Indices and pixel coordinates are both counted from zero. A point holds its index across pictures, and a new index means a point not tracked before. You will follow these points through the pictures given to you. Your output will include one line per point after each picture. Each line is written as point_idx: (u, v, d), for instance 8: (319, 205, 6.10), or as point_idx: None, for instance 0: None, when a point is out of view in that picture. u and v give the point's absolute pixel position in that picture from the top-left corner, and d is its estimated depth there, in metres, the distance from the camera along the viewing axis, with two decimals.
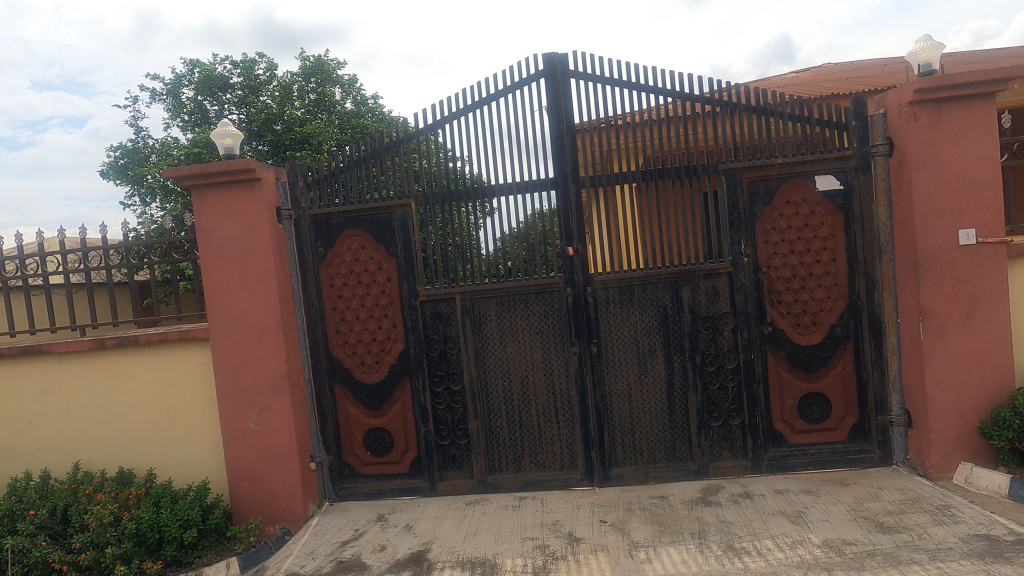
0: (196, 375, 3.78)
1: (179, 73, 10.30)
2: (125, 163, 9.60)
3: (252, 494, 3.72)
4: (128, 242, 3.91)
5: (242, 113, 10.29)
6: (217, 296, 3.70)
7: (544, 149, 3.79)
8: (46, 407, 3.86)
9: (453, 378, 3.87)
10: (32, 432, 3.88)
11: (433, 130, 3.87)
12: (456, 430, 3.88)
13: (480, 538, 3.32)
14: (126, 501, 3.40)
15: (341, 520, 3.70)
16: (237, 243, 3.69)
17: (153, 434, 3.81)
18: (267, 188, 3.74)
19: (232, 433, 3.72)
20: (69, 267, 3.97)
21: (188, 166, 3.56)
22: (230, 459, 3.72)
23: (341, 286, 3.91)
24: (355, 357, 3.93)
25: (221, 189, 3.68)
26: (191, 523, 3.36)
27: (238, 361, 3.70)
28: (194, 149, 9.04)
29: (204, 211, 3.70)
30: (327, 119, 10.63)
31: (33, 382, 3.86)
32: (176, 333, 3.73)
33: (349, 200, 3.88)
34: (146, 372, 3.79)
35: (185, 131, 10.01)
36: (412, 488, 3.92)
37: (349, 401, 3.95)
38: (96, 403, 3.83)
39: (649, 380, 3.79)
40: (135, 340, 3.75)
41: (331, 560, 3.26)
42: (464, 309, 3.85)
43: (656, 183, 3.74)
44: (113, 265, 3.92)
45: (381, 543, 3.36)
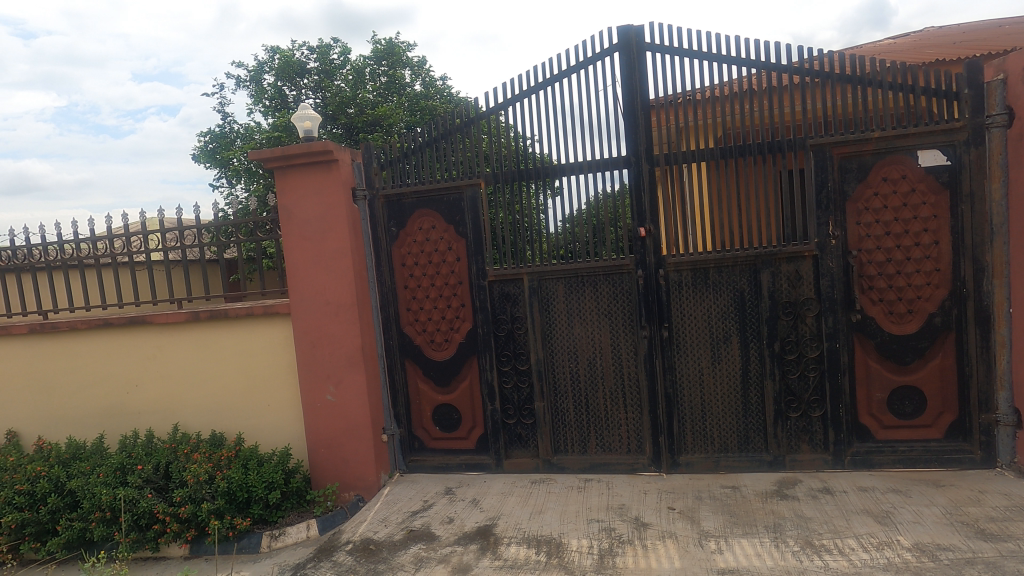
0: (279, 348, 4.00)
1: (261, 60, 10.80)
2: (214, 147, 10.20)
3: (329, 461, 3.92)
4: (218, 222, 4.17)
5: (318, 97, 10.68)
6: (297, 274, 3.88)
7: (616, 127, 3.68)
8: (150, 372, 4.22)
9: (521, 358, 3.88)
10: (138, 394, 4.26)
11: (503, 110, 3.85)
12: (522, 409, 3.91)
13: (546, 517, 3.34)
14: (218, 462, 3.67)
15: (411, 491, 3.84)
16: (315, 222, 3.84)
17: (241, 401, 4.09)
18: (344, 169, 3.85)
19: (311, 404, 3.92)
20: (168, 245, 4.29)
21: (271, 149, 3.73)
22: (309, 427, 3.93)
23: (412, 265, 4.00)
24: (426, 335, 4.03)
25: (301, 170, 3.83)
26: (275, 485, 3.61)
27: (317, 335, 3.88)
28: (275, 133, 9.49)
29: (285, 192, 3.87)
30: (398, 101, 10.83)
31: (138, 350, 4.23)
32: (260, 308, 3.97)
33: (421, 180, 3.95)
34: (236, 343, 4.06)
35: (266, 116, 10.51)
36: (479, 464, 4.00)
37: (419, 377, 4.07)
38: (191, 370, 4.15)
39: (723, 367, 3.65)
40: (225, 313, 4.02)
41: (403, 528, 3.39)
42: (532, 289, 3.84)
43: (736, 161, 3.54)
44: (205, 243, 4.20)
45: (449, 516, 3.47)
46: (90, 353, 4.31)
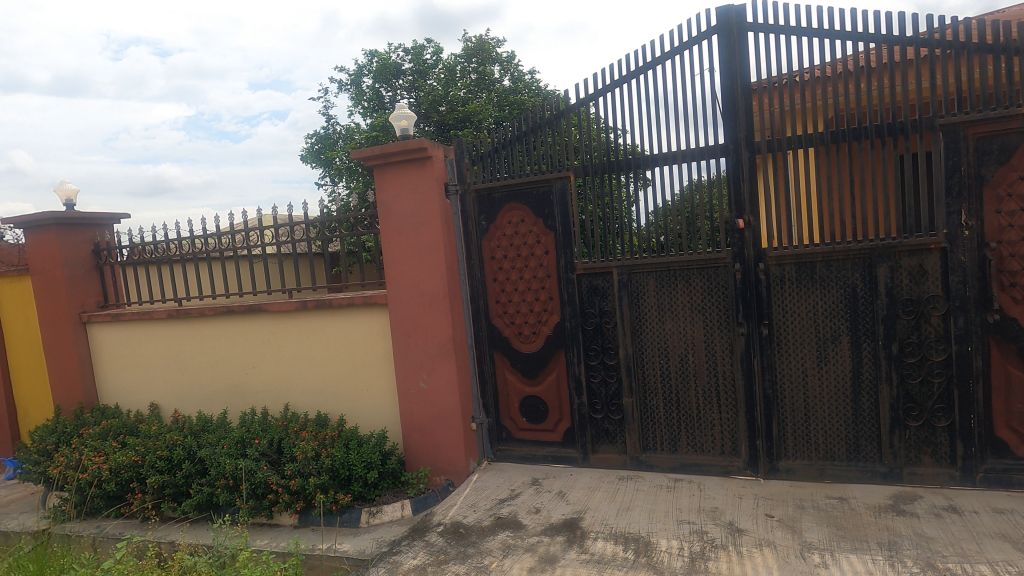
0: (377, 337, 4.23)
1: (361, 63, 11.41)
2: (319, 147, 10.93)
3: (421, 446, 4.10)
4: (323, 218, 4.47)
5: (412, 97, 11.12)
6: (394, 266, 4.08)
7: (713, 114, 3.51)
8: (265, 355, 4.63)
9: (609, 353, 3.84)
10: (255, 375, 4.69)
11: (593, 101, 3.81)
12: (610, 405, 3.86)
13: (634, 514, 3.29)
14: (323, 440, 3.96)
15: (498, 479, 3.93)
16: (411, 216, 4.01)
17: (343, 385, 4.38)
18: (437, 165, 3.99)
19: (406, 390, 4.12)
20: (280, 239, 4.66)
21: (371, 147, 3.94)
22: (404, 412, 4.13)
23: (501, 258, 4.07)
24: (514, 327, 4.09)
25: (398, 167, 4.02)
26: (373, 465, 3.83)
27: (411, 325, 4.06)
28: (373, 133, 10.01)
29: (383, 188, 4.07)
30: (488, 97, 11.02)
31: (255, 335, 4.65)
32: (360, 298, 4.21)
33: (510, 174, 4.00)
34: (339, 331, 4.35)
35: (365, 117, 11.11)
36: (566, 457, 4.00)
37: (507, 368, 4.14)
38: (300, 355, 4.49)
39: (830, 368, 3.39)
40: (329, 303, 4.31)
41: (491, 515, 3.47)
42: (622, 283, 3.77)
43: (849, 145, 3.26)
44: (312, 237, 4.52)
45: (536, 506, 3.51)
46: (216, 337, 4.80)
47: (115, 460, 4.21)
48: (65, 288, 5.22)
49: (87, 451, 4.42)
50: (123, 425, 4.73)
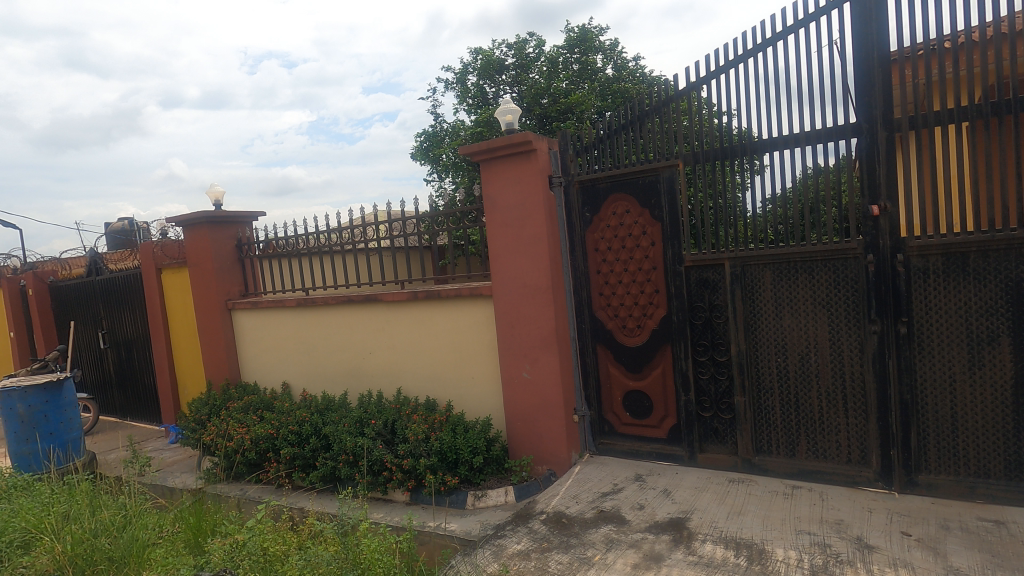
0: (483, 327, 4.36)
1: (466, 62, 11.74)
2: (427, 145, 11.41)
3: (524, 435, 4.17)
4: (432, 213, 4.68)
5: (515, 91, 11.26)
6: (499, 258, 4.17)
7: (841, 90, 3.20)
8: (380, 342, 4.95)
9: (719, 349, 3.65)
10: (372, 360, 5.03)
11: (704, 84, 3.63)
12: (719, 403, 3.68)
13: (746, 519, 3.12)
14: (432, 424, 4.16)
15: (601, 473, 3.91)
16: (515, 209, 4.08)
17: (450, 371, 4.57)
18: (542, 158, 4.02)
19: (509, 380, 4.21)
20: (393, 234, 4.95)
21: (478, 143, 4.05)
22: (507, 401, 4.23)
23: (605, 250, 4.03)
24: (617, 320, 4.03)
25: (503, 162, 4.09)
26: (479, 450, 3.97)
27: (515, 316, 4.13)
28: (478, 129, 10.29)
29: (489, 182, 4.17)
30: (590, 87, 10.89)
31: (371, 323, 4.99)
32: (467, 289, 4.36)
33: (615, 164, 3.94)
34: (447, 320, 4.53)
35: (470, 114, 11.44)
36: (671, 455, 3.89)
37: (610, 361, 4.09)
38: (411, 343, 4.75)
39: (985, 374, 2.98)
40: (438, 294, 4.51)
41: (593, 508, 3.46)
42: (734, 276, 3.57)
43: (1014, 117, 2.83)
44: (421, 232, 4.75)
45: (640, 503, 3.45)
46: (338, 324, 5.21)
47: (255, 432, 4.73)
48: (215, 279, 5.94)
49: (233, 422, 5.00)
50: (261, 401, 5.30)
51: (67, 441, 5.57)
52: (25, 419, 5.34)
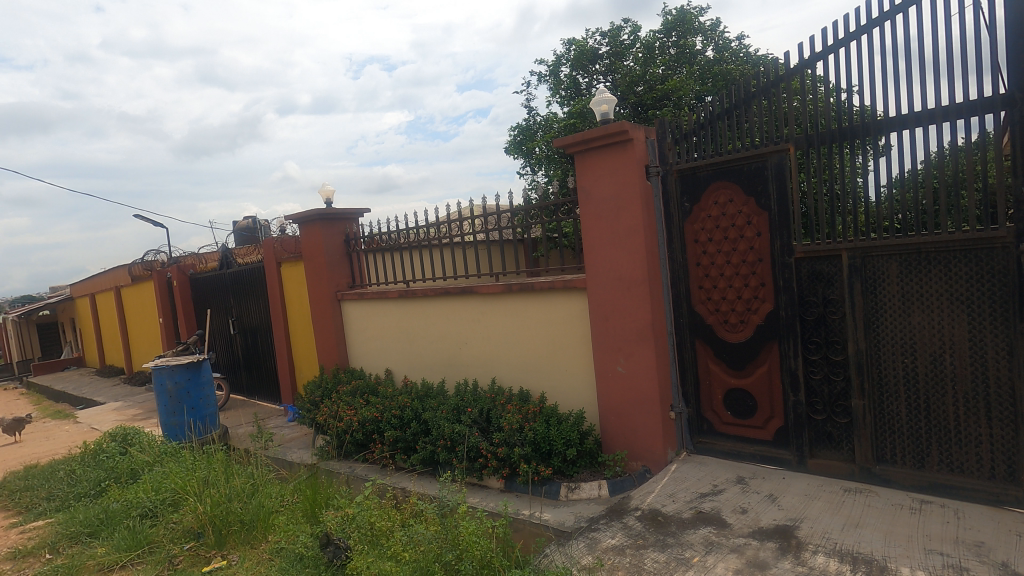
0: (576, 319, 4.35)
1: (559, 53, 11.68)
2: (520, 139, 11.50)
3: (618, 430, 4.11)
4: (525, 206, 4.73)
5: (609, 80, 11.05)
6: (593, 251, 4.13)
7: (989, 57, 2.81)
8: (476, 332, 5.09)
9: (833, 347, 3.38)
10: (468, 350, 5.19)
11: (819, 60, 3.34)
12: (834, 406, 3.41)
13: (865, 533, 2.88)
14: (526, 414, 4.21)
15: (699, 473, 3.77)
16: (610, 201, 4.01)
17: (543, 363, 4.61)
18: (638, 148, 3.92)
19: (603, 373, 4.16)
20: (487, 228, 5.06)
21: (573, 134, 4.03)
22: (601, 395, 4.19)
23: (706, 241, 3.86)
24: (718, 315, 3.85)
25: (598, 153, 4.04)
26: (572, 443, 3.98)
27: (609, 309, 4.07)
28: (571, 120, 10.23)
29: (584, 174, 4.14)
30: (689, 71, 10.44)
31: (467, 314, 5.14)
32: (561, 282, 4.36)
33: (717, 151, 3.76)
34: (541, 312, 4.56)
35: (562, 106, 11.39)
36: (777, 459, 3.66)
37: (710, 357, 3.93)
38: (505, 334, 4.84)
39: None
40: (532, 287, 4.54)
41: (692, 508, 3.35)
42: (853, 268, 3.28)
43: None
44: (515, 225, 4.81)
45: (742, 506, 3.28)
46: (436, 315, 5.42)
47: (362, 414, 5.06)
48: (326, 272, 6.41)
49: (343, 405, 5.39)
50: (367, 386, 5.66)
51: (205, 415, 6.29)
52: (173, 394, 6.09)
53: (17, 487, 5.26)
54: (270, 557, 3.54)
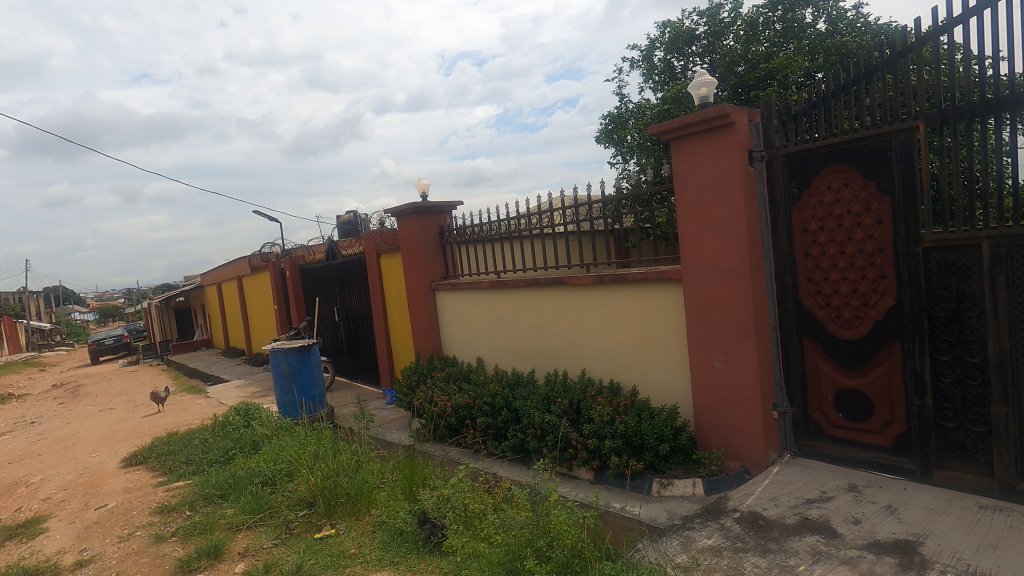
0: (671, 312, 4.21)
1: (653, 37, 11.29)
2: (611, 127, 11.26)
3: (715, 427, 3.95)
4: (617, 196, 4.62)
5: (707, 62, 10.53)
6: (689, 241, 3.97)
7: None
8: (566, 323, 5.08)
9: (969, 348, 3.02)
10: (558, 341, 5.20)
11: (955, 26, 2.97)
12: (968, 412, 3.05)
13: (1004, 556, 2.56)
14: (617, 407, 4.16)
15: (805, 477, 3.54)
16: (709, 189, 3.83)
17: (635, 355, 4.52)
18: (741, 131, 3.71)
19: (699, 368, 4.00)
20: (577, 218, 5.01)
21: (669, 120, 3.89)
22: (696, 390, 4.03)
23: (817, 229, 3.59)
24: (830, 309, 3.57)
25: (696, 139, 3.87)
26: (665, 438, 3.88)
27: (706, 302, 3.89)
28: (665, 106, 9.87)
29: (680, 161, 3.98)
30: (797, 47, 9.69)
31: (557, 305, 5.15)
32: (654, 273, 4.23)
33: (831, 132, 3.48)
34: (633, 304, 4.46)
35: (656, 91, 11.01)
36: (896, 467, 3.35)
37: (820, 354, 3.66)
38: (596, 325, 4.79)
39: None
40: (624, 278, 4.45)
41: (796, 514, 3.16)
42: (996, 258, 2.90)
43: None
44: (606, 215, 4.72)
45: (855, 516, 3.04)
46: (527, 305, 5.48)
47: (455, 400, 5.25)
48: (422, 263, 6.68)
49: (437, 390, 5.62)
50: (460, 373, 5.85)
51: (314, 394, 6.81)
52: (287, 374, 6.66)
53: (162, 451, 6.01)
54: (372, 529, 3.79)
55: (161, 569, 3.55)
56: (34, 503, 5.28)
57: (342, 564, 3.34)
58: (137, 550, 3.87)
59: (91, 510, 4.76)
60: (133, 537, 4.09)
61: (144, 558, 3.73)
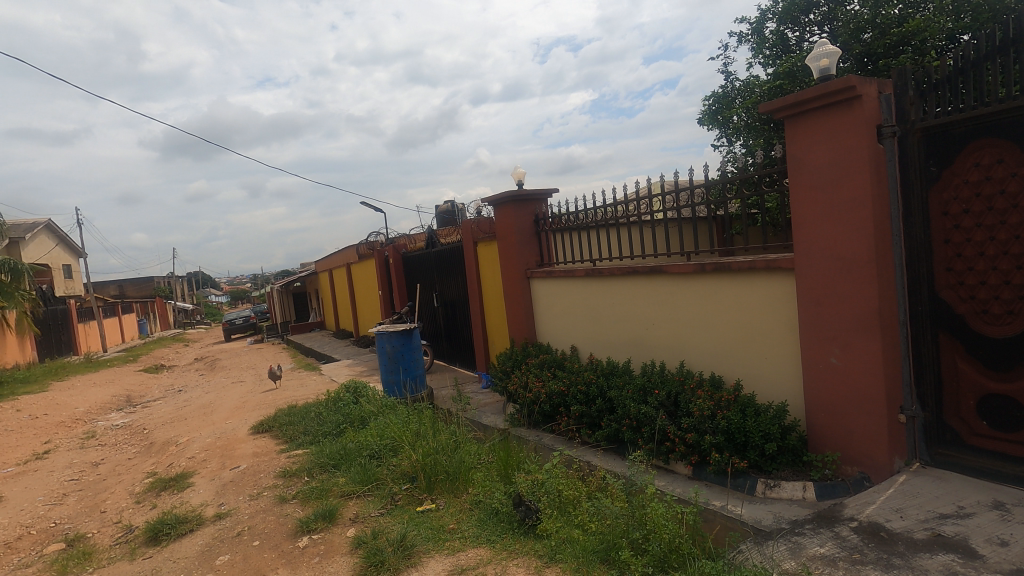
0: (781, 303, 3.93)
1: (764, 8, 10.48)
2: (715, 107, 10.64)
3: (830, 429, 3.65)
4: (721, 180, 4.36)
5: (827, 32, 9.62)
6: (804, 227, 3.67)
7: None
8: (665, 313, 4.92)
9: None
10: (655, 331, 5.05)
11: None
12: None
13: None
14: (719, 402, 3.97)
15: (937, 489, 3.18)
16: (828, 169, 3.52)
17: (739, 348, 4.28)
18: (869, 105, 3.36)
19: (812, 364, 3.70)
20: (673, 205, 4.77)
21: (784, 97, 3.61)
22: (809, 388, 3.74)
23: (960, 213, 3.23)
24: (974, 303, 3.20)
25: (815, 116, 3.56)
26: (772, 437, 3.65)
27: (822, 293, 3.58)
28: (777, 82, 9.16)
29: (796, 141, 3.69)
30: (938, 6, 8.57)
31: (655, 294, 4.99)
32: (763, 262, 3.96)
33: (980, 102, 3.09)
34: (738, 295, 4.22)
35: (767, 67, 10.25)
36: None
37: (959, 354, 3.30)
38: (698, 315, 4.59)
39: None
40: (729, 266, 4.21)
41: (927, 529, 2.85)
42: None
43: None
44: (708, 201, 4.47)
45: (1001, 537, 2.69)
46: (623, 293, 5.38)
47: (550, 387, 5.28)
48: (518, 251, 6.76)
49: (532, 376, 5.69)
50: (554, 360, 5.87)
51: (416, 375, 7.17)
52: (391, 356, 7.05)
53: (284, 421, 6.63)
54: (470, 506, 3.95)
55: (284, 527, 3.94)
56: (183, 461, 6.06)
57: (442, 537, 3.51)
58: (265, 508, 4.32)
59: (226, 470, 5.38)
60: (261, 496, 4.57)
61: (271, 515, 4.15)
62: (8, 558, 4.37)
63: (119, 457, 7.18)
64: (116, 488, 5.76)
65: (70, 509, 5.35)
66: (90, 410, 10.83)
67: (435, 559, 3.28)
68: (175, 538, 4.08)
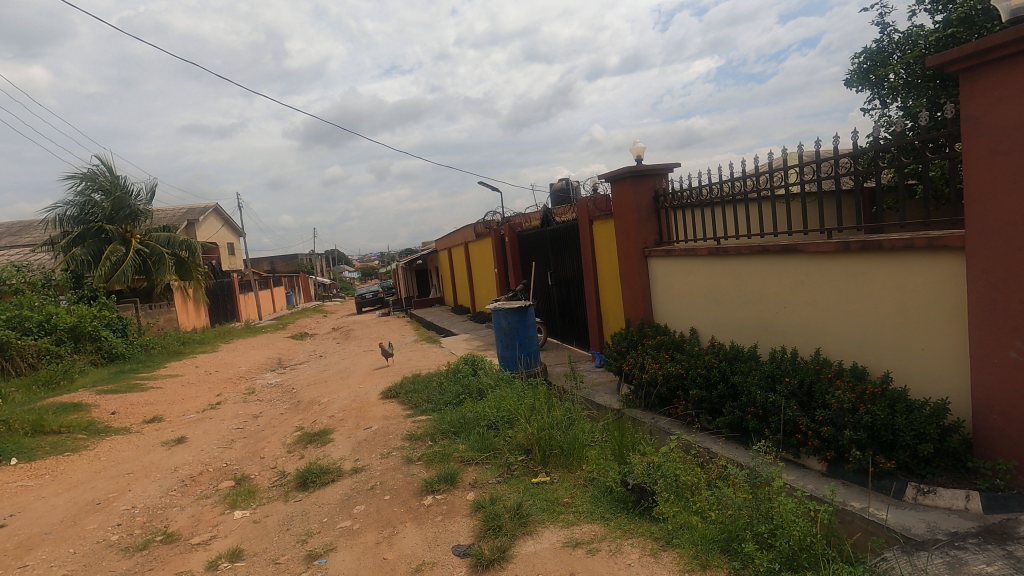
0: (946, 288, 3.43)
1: None
2: (867, 65, 9.36)
3: (1003, 432, 3.15)
4: (870, 148, 3.85)
5: None
6: (980, 198, 3.16)
7: None
8: (799, 296, 4.53)
9: None
10: (787, 315, 4.68)
11: None
12: None
13: None
14: (862, 395, 3.59)
15: None
16: (1016, 131, 2.98)
17: (890, 337, 3.82)
18: None
19: (983, 358, 3.21)
20: (807, 178, 4.30)
21: (960, 47, 3.10)
22: (978, 384, 3.26)
23: None
24: None
25: (1001, 66, 3.02)
26: (928, 437, 3.24)
27: (1001, 275, 3.07)
28: (949, 30, 7.87)
29: (974, 98, 3.16)
30: None
31: (789, 275, 4.60)
32: (924, 240, 3.47)
33: None
34: (891, 277, 3.75)
35: (935, 13, 8.81)
36: None
37: None
38: (839, 299, 4.17)
39: None
40: (880, 245, 3.75)
41: None
42: None
43: None
44: (851, 172, 3.98)
45: None
46: (751, 273, 5.03)
47: (668, 369, 5.12)
48: (635, 229, 6.56)
49: (648, 357, 5.55)
50: (671, 342, 5.67)
51: (530, 351, 7.32)
52: (507, 332, 7.24)
53: (409, 389, 7.13)
54: (585, 482, 3.98)
55: (411, 486, 4.26)
56: (324, 419, 6.76)
57: (556, 510, 3.58)
58: (394, 466, 4.70)
59: (361, 430, 5.92)
60: (391, 455, 4.98)
61: (400, 474, 4.51)
62: (193, 489, 5.21)
63: (273, 412, 8.19)
64: (272, 438, 6.59)
65: (237, 453, 6.23)
66: (250, 370, 12.45)
67: (550, 529, 3.37)
68: (320, 486, 4.60)
